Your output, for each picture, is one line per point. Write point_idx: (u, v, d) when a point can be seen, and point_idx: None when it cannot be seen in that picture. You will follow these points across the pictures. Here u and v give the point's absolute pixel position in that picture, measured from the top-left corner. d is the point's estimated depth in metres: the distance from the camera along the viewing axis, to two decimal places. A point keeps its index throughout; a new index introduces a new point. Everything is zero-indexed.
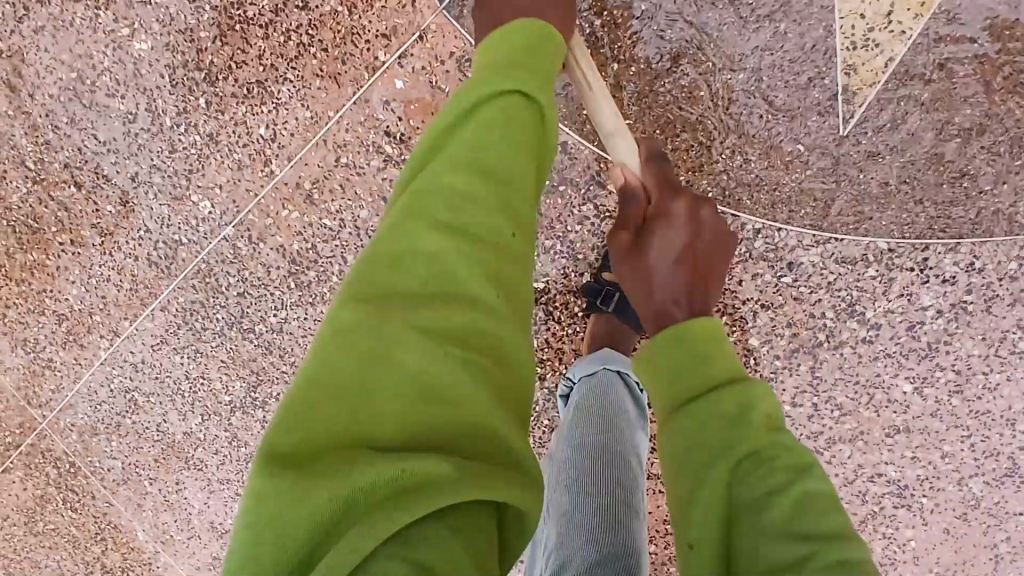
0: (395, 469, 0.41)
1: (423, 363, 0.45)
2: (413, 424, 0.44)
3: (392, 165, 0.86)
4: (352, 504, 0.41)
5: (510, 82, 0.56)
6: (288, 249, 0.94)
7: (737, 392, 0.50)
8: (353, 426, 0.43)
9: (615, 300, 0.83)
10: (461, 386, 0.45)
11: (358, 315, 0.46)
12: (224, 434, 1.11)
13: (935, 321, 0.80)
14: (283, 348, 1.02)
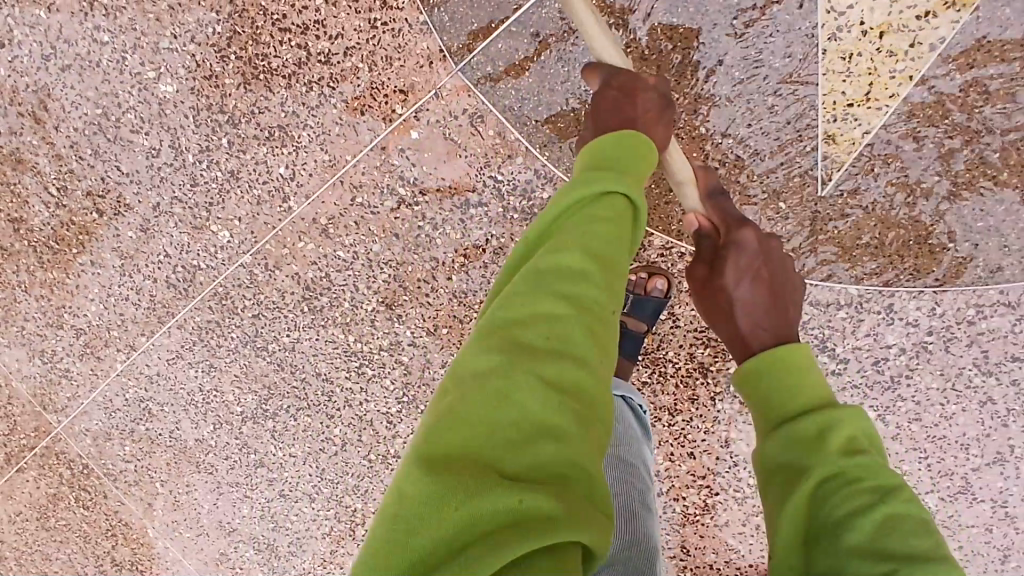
0: (519, 491, 0.41)
1: (544, 388, 0.47)
2: (541, 446, 0.44)
3: (404, 206, 0.93)
4: (487, 512, 0.40)
5: (613, 184, 0.62)
6: (303, 277, 1.00)
7: (823, 416, 0.58)
8: (476, 446, 0.44)
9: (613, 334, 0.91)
10: (571, 429, 0.46)
11: (494, 352, 0.49)
12: (235, 441, 1.16)
13: (898, 357, 0.87)
14: (294, 365, 1.07)
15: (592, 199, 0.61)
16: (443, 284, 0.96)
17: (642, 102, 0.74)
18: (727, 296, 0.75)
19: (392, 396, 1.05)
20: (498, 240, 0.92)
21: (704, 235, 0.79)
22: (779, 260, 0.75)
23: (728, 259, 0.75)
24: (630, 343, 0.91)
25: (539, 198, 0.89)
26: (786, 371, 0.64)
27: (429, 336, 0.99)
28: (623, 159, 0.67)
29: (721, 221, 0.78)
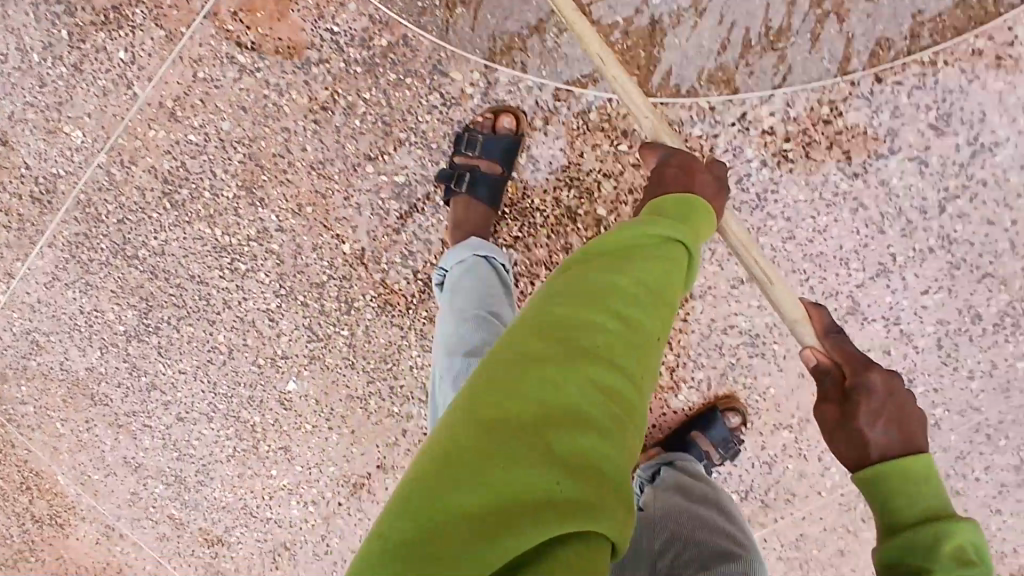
0: (556, 480, 0.37)
1: (595, 393, 0.42)
2: (536, 451, 0.38)
3: (246, 75, 0.90)
4: (497, 480, 0.37)
5: (672, 232, 0.54)
6: (159, 169, 0.97)
7: (934, 527, 0.57)
8: (541, 419, 0.40)
9: (466, 181, 0.85)
10: (617, 458, 0.41)
11: (523, 344, 0.45)
12: (124, 365, 1.12)
13: (760, 171, 0.84)
14: (167, 270, 1.03)
15: (644, 234, 0.52)
16: (299, 156, 0.91)
17: (701, 182, 0.70)
18: (870, 389, 0.73)
19: (270, 292, 0.99)
20: (343, 98, 0.88)
21: (825, 373, 0.78)
22: (906, 407, 0.71)
23: (860, 401, 0.72)
24: (485, 189, 0.85)
25: (378, 46, 0.86)
26: (904, 481, 0.63)
27: (296, 219, 0.94)
28: (686, 215, 0.61)
29: (842, 357, 0.78)
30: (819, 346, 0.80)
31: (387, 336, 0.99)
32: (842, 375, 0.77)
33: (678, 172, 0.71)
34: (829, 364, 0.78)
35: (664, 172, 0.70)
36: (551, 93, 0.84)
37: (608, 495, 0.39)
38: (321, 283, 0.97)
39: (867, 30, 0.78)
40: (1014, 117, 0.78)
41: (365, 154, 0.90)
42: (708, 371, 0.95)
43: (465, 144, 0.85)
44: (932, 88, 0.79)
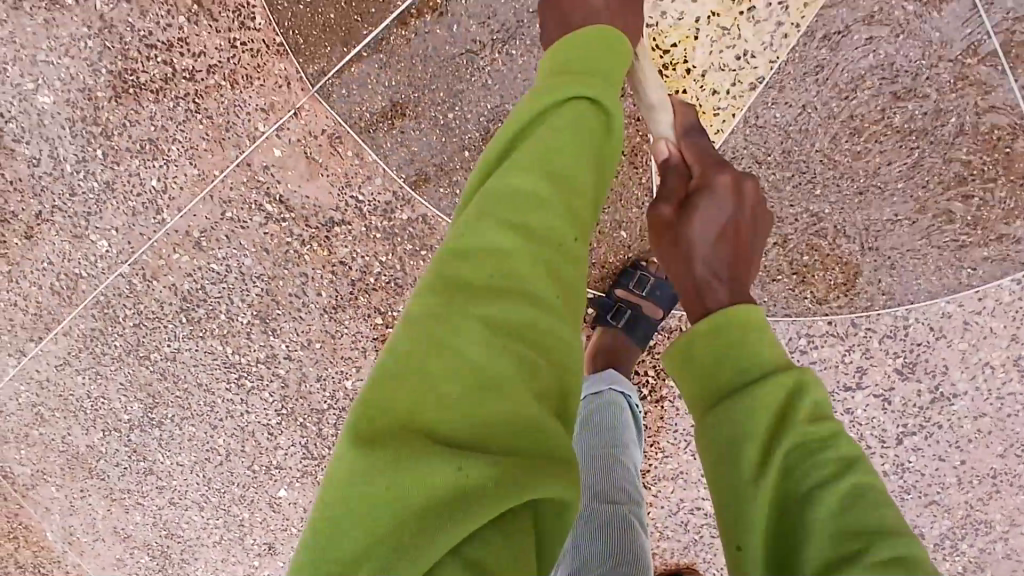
0: (462, 472, 0.39)
1: (488, 291, 0.46)
2: (509, 356, 0.44)
3: (272, 222, 0.93)
4: (392, 513, 0.38)
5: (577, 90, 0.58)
6: (179, 288, 1.00)
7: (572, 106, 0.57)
8: (471, 376, 0.43)
9: (626, 317, 0.86)
10: (527, 265, 0.48)
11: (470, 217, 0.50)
12: (125, 448, 1.17)
13: None
14: (176, 375, 1.08)
15: (782, 378, 0.45)
16: (315, 300, 0.97)
17: (705, 214, 0.60)
18: (679, 237, 0.60)
19: (272, 409, 1.07)
20: (361, 259, 0.93)
21: (671, 167, 0.70)
22: (757, 203, 0.63)
23: (697, 198, 0.62)
24: (642, 329, 0.87)
25: (398, 219, 0.89)
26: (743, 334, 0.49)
27: (303, 350, 1.01)
28: (593, 70, 0.61)
29: (695, 159, 0.69)
30: (675, 140, 0.71)
31: None
32: (688, 175, 0.67)
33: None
34: (677, 158, 0.70)
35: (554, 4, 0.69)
36: None
37: (535, 462, 0.41)
38: (321, 409, 1.05)
39: (866, 277, 0.81)
40: (974, 373, 0.85)
41: (375, 308, 0.96)
42: (673, 542, 1.00)
43: (635, 280, 0.85)
44: (901, 339, 0.84)
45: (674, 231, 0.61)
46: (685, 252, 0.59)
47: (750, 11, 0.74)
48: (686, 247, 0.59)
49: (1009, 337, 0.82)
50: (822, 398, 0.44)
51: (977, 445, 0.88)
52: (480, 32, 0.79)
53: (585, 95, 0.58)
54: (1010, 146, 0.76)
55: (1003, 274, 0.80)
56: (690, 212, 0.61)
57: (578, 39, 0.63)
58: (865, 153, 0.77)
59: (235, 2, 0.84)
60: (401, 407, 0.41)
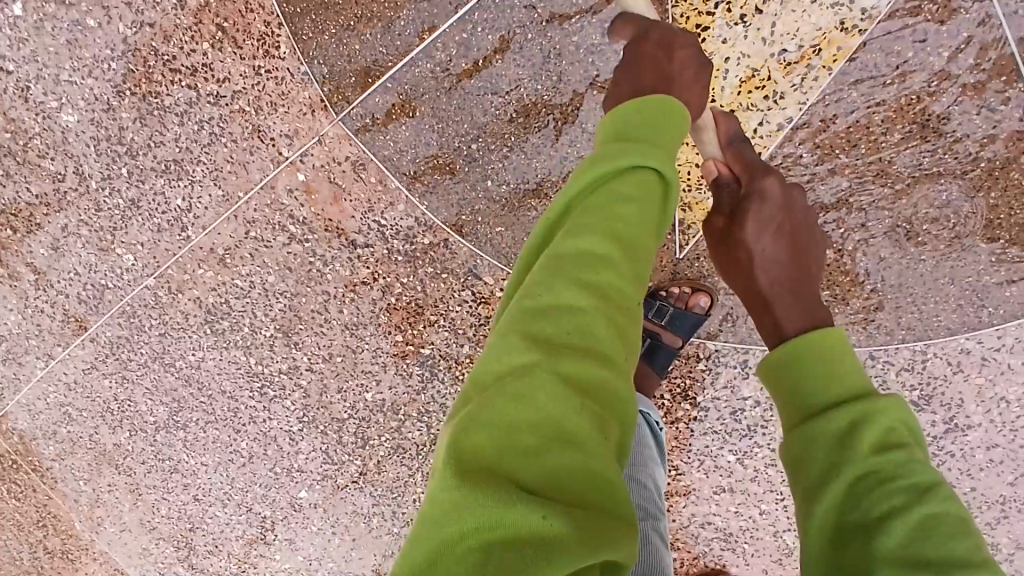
0: (552, 520, 0.35)
1: (558, 345, 0.44)
2: (589, 411, 0.41)
3: (295, 242, 0.96)
4: (478, 557, 0.35)
5: (639, 156, 0.55)
6: (203, 301, 1.04)
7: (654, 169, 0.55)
8: (539, 427, 0.39)
9: (647, 346, 0.88)
10: (596, 318, 0.46)
11: (535, 283, 0.48)
12: (150, 447, 1.20)
13: (754, 408, 0.93)
14: (201, 381, 1.11)
15: (847, 411, 0.48)
16: (337, 317, 1.00)
17: (760, 247, 0.64)
18: (747, 252, 0.65)
19: (294, 416, 1.10)
20: (382, 280, 0.96)
21: (722, 185, 0.70)
22: (801, 209, 0.67)
23: (749, 208, 0.66)
24: (662, 356, 0.89)
25: (421, 243, 0.93)
26: (828, 360, 0.52)
27: (325, 363, 1.04)
28: (656, 125, 0.58)
29: (741, 168, 0.70)
30: (722, 156, 0.71)
31: (396, 471, 1.10)
32: (738, 183, 0.69)
33: (657, 52, 0.68)
34: (727, 174, 0.70)
35: (640, 50, 0.67)
36: None
37: (605, 515, 0.38)
38: (341, 418, 1.08)
39: (883, 314, 0.83)
40: (990, 407, 0.86)
41: (395, 326, 0.99)
42: (683, 553, 1.03)
43: (655, 310, 0.88)
44: (918, 372, 0.86)
45: (758, 219, 0.65)
46: (757, 250, 0.64)
47: (781, 56, 0.75)
48: (750, 259, 0.64)
49: None
50: (899, 422, 0.47)
51: (989, 474, 0.89)
52: (506, 69, 0.83)
53: (648, 167, 0.55)
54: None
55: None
56: (741, 222, 0.66)
57: (635, 111, 0.60)
58: (893, 195, 0.79)
59: (260, 31, 0.88)
60: (482, 464, 0.38)
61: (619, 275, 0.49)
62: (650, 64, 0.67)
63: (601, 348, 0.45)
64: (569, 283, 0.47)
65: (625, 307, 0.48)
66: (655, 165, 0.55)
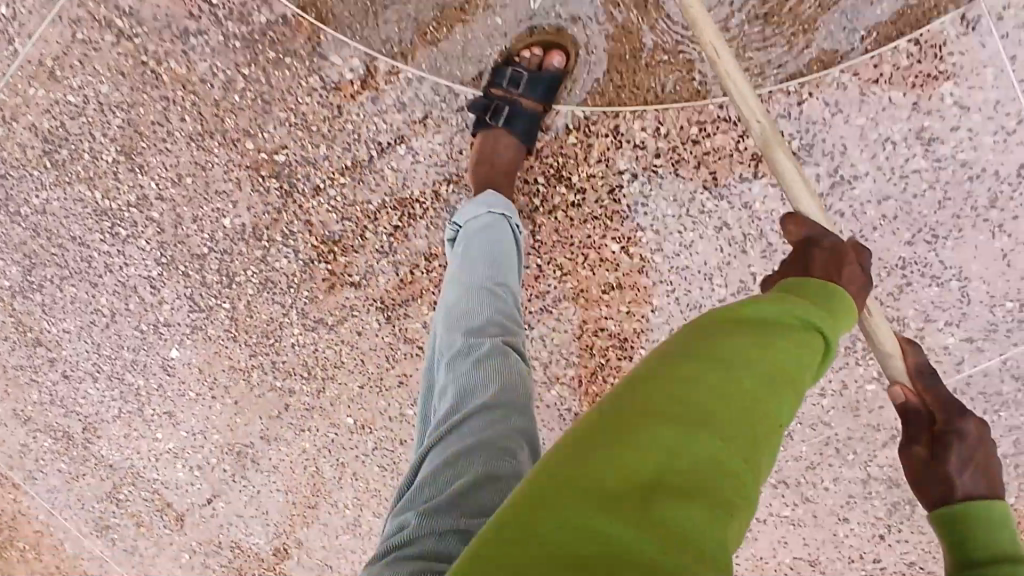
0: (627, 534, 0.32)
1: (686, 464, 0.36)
2: (693, 508, 0.34)
3: (124, 40, 0.87)
4: (554, 566, 0.32)
5: (813, 314, 0.46)
6: (39, 127, 0.94)
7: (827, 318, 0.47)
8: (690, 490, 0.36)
9: (505, 113, 0.82)
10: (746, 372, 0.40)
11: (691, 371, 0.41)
12: (9, 320, 1.11)
13: (632, 184, 0.85)
14: (49, 229, 1.01)
15: (987, 548, 0.57)
16: (179, 128, 0.91)
17: (960, 447, 0.65)
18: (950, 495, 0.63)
19: (151, 258, 1.00)
20: (223, 74, 0.86)
21: (910, 414, 0.69)
22: (991, 456, 0.66)
23: (951, 447, 0.65)
24: (521, 124, 0.82)
25: (257, 22, 0.83)
26: (982, 522, 0.60)
27: (175, 188, 0.95)
28: (827, 300, 0.49)
29: (935, 403, 0.68)
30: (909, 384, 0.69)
31: (268, 312, 1.00)
32: (930, 420, 0.68)
33: (827, 260, 0.60)
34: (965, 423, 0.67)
35: (812, 256, 0.60)
36: (427, 85, 0.84)
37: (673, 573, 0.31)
38: (202, 254, 0.98)
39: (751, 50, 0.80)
40: (875, 152, 0.81)
41: (243, 130, 0.89)
42: (579, 368, 0.99)
43: (491, 112, 0.82)
44: (796, 118, 0.80)
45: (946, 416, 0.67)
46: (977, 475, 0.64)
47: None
48: (947, 486, 0.64)
49: (910, 107, 0.79)
50: (1005, 538, 0.58)
51: (882, 234, 0.85)
52: None
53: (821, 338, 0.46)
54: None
55: (899, 35, 0.77)
56: (943, 440, 0.66)
57: (797, 288, 0.50)
58: None
59: None
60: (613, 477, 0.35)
61: (786, 391, 0.42)
62: (804, 262, 0.60)
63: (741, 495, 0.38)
64: (717, 370, 0.40)
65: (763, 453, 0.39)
66: (813, 328, 0.46)
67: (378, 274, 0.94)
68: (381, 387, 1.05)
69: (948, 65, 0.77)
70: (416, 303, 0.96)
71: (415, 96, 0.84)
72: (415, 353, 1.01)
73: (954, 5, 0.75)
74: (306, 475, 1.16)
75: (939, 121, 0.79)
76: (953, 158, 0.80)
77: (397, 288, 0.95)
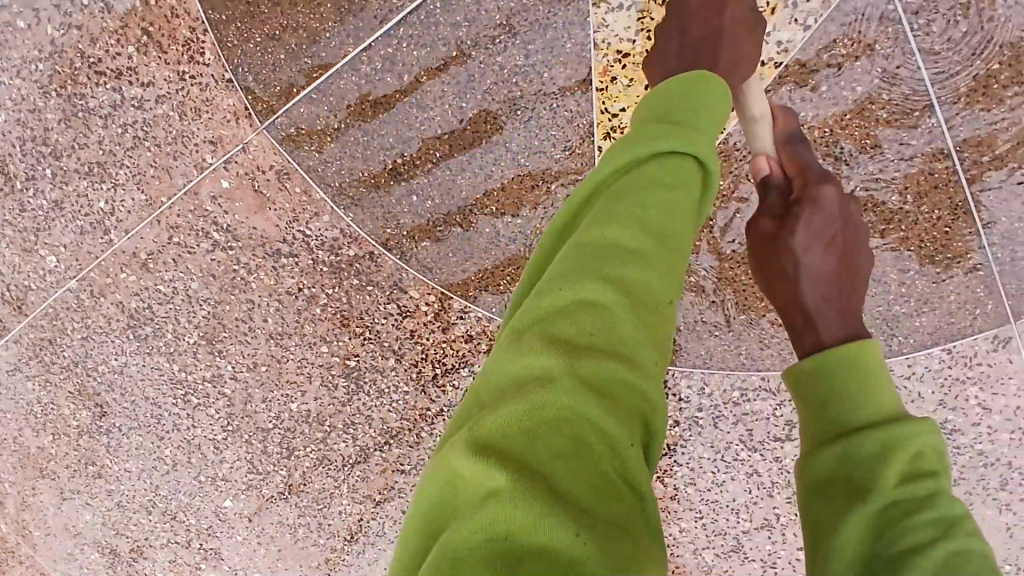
0: (585, 545, 0.38)
1: (610, 289, 0.51)
2: (623, 327, 0.50)
3: (220, 250, 0.96)
4: (581, 380, 0.46)
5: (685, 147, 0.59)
6: (126, 305, 1.02)
7: (885, 434, 0.52)
8: (547, 419, 0.44)
9: None
10: (650, 273, 0.54)
11: (573, 257, 0.54)
12: (74, 452, 1.18)
13: (672, 427, 0.95)
14: (124, 387, 1.09)
15: (879, 437, 0.52)
16: (261, 326, 0.99)
17: (823, 217, 0.67)
18: (789, 254, 0.65)
19: (218, 425, 1.08)
20: (308, 290, 0.95)
21: (772, 185, 0.71)
22: (855, 228, 0.69)
23: (800, 216, 0.67)
24: None
25: (345, 254, 0.92)
26: (849, 372, 0.57)
27: (250, 371, 1.03)
28: (854, 385, 0.56)
29: (795, 170, 0.71)
30: (775, 155, 0.72)
31: (322, 482, 1.09)
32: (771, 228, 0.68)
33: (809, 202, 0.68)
34: (776, 175, 0.72)
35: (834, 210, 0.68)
36: (495, 323, 0.93)
37: (597, 467, 0.43)
38: (266, 428, 1.07)
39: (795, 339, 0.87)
40: None
41: (320, 336, 0.98)
42: None
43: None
44: None
45: (785, 298, 0.65)
46: (809, 276, 0.65)
47: (645, 32, 0.78)
48: (794, 275, 0.65)
49: (936, 402, 0.87)
50: (924, 447, 0.51)
51: None
52: (431, 84, 0.83)
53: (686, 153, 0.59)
54: (948, 226, 0.79)
55: (934, 343, 0.84)
56: (789, 225, 0.67)
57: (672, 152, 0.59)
58: None
59: (185, 37, 0.88)
60: (535, 387, 0.46)
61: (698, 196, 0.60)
62: (768, 258, 0.67)
63: (631, 392, 0.48)
64: (605, 325, 0.50)
65: (666, 354, 0.54)
66: (687, 155, 0.59)
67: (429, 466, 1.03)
68: None
69: (976, 373, 0.84)
70: None
71: (483, 332, 0.93)
72: None
73: (989, 326, 0.82)
74: None
75: (962, 415, 0.86)
76: (970, 447, 0.88)
77: None
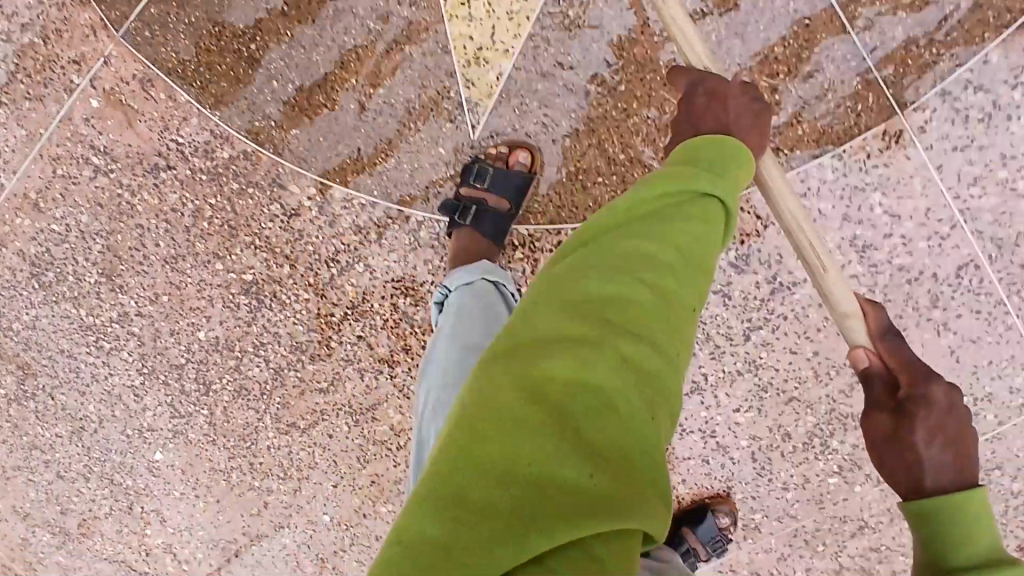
0: (600, 545, 0.36)
1: (621, 289, 0.44)
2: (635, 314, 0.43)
3: (102, 175, 0.94)
4: (583, 401, 0.40)
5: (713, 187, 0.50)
6: (26, 253, 1.00)
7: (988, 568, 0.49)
8: (536, 391, 0.40)
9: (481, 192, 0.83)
10: (685, 290, 0.46)
11: (586, 257, 0.47)
12: (7, 425, 1.16)
13: None
14: (40, 344, 1.07)
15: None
16: (154, 250, 0.97)
17: (938, 394, 0.59)
18: (913, 446, 0.57)
19: (134, 369, 1.06)
20: (190, 203, 0.93)
21: (873, 378, 0.64)
22: (964, 425, 0.59)
23: (915, 412, 0.59)
24: (489, 217, 0.84)
25: (220, 157, 0.90)
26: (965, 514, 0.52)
27: (153, 305, 1.01)
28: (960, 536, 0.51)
29: (896, 360, 0.64)
30: (873, 345, 0.65)
31: (244, 416, 1.05)
32: (895, 384, 0.62)
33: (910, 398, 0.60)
34: (879, 368, 0.64)
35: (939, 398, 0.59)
36: (381, 209, 0.88)
37: (622, 468, 0.39)
38: (180, 364, 1.04)
39: None
40: None
41: (212, 252, 0.95)
42: None
43: (475, 175, 0.83)
44: (732, 231, 0.83)
45: (892, 465, 0.59)
46: (901, 457, 0.58)
47: None
48: (915, 473, 0.56)
49: (840, 217, 0.81)
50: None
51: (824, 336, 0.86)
52: None
53: (716, 199, 0.50)
54: (807, 20, 0.75)
55: (823, 150, 0.79)
56: (903, 432, 0.59)
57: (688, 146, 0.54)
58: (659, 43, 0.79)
59: None
60: (519, 353, 0.43)
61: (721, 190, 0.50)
62: (896, 442, 0.59)
63: (661, 331, 0.44)
64: (625, 332, 0.43)
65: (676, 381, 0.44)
66: (719, 196, 0.50)
67: (346, 378, 0.99)
68: (354, 485, 1.07)
69: (874, 178, 0.79)
70: (382, 406, 1.00)
71: (370, 219, 0.88)
72: (383, 452, 1.04)
73: (875, 122, 0.77)
74: (288, 568, 1.17)
75: (871, 229, 0.81)
76: (889, 264, 0.81)
77: (364, 394, 0.99)
